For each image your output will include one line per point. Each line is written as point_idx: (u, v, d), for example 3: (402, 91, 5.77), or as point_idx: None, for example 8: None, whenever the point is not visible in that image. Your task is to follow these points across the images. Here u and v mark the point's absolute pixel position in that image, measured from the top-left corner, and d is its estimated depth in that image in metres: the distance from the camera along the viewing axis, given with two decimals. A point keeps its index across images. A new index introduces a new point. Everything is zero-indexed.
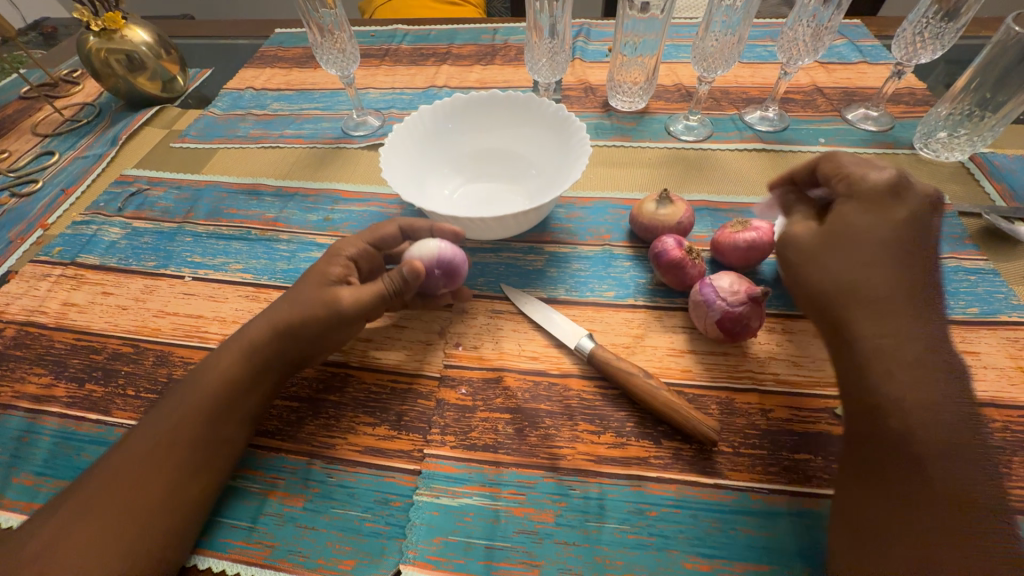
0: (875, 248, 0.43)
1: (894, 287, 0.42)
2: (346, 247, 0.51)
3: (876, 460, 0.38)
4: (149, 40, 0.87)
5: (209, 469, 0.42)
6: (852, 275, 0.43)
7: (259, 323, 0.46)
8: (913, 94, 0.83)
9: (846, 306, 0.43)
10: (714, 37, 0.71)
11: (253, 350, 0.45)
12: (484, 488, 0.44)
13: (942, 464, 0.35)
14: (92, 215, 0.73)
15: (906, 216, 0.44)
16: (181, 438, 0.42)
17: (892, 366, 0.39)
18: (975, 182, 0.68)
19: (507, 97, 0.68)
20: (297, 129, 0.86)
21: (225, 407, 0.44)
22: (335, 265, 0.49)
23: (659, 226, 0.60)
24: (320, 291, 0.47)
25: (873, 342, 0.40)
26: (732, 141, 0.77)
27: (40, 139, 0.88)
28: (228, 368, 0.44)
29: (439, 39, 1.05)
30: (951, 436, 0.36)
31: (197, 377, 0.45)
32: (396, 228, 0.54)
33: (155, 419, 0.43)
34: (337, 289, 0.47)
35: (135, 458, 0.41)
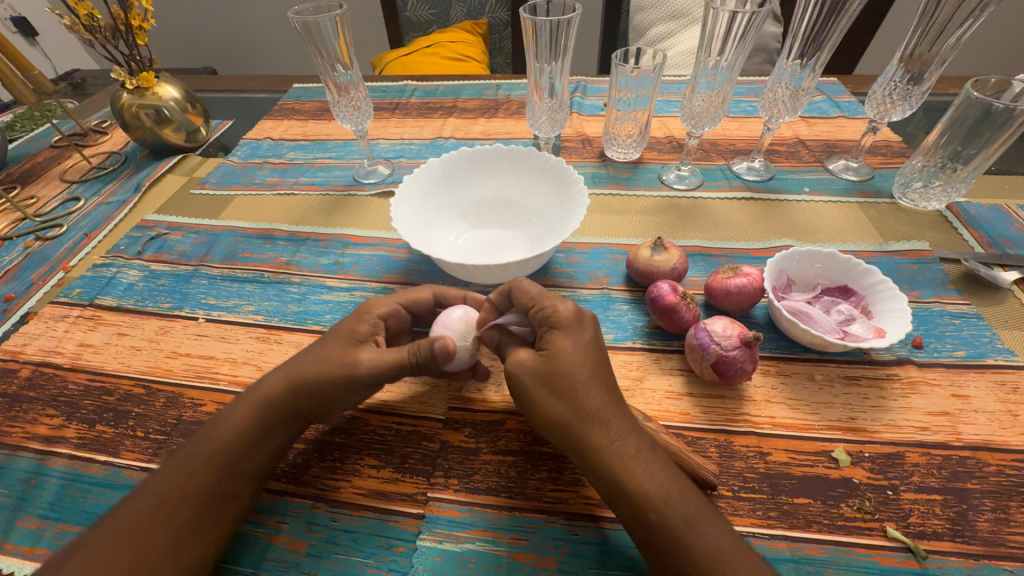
0: (596, 373, 0.42)
1: (599, 384, 0.42)
2: (377, 307, 0.53)
3: (662, 546, 0.37)
4: (177, 96, 0.94)
5: (215, 524, 0.42)
6: (560, 370, 0.42)
7: (275, 380, 0.47)
8: (890, 146, 0.89)
9: (564, 400, 0.41)
10: (701, 98, 0.77)
11: (267, 405, 0.46)
12: (486, 533, 0.44)
13: (708, 532, 0.37)
14: (112, 258, 0.76)
15: (563, 317, 0.45)
16: (188, 495, 0.42)
17: (641, 453, 0.40)
18: (954, 230, 0.71)
19: (511, 151, 0.73)
20: (311, 177, 0.91)
21: (234, 463, 0.44)
22: (365, 323, 0.51)
23: (655, 271, 0.63)
24: (344, 351, 0.48)
25: (615, 432, 0.40)
26: (722, 190, 0.82)
27: (67, 186, 0.93)
28: (240, 422, 0.45)
29: (446, 94, 1.13)
30: (700, 539, 0.36)
31: (209, 429, 0.45)
32: (430, 294, 0.56)
33: (162, 475, 0.43)
34: (360, 353, 0.47)
35: (142, 516, 0.41)
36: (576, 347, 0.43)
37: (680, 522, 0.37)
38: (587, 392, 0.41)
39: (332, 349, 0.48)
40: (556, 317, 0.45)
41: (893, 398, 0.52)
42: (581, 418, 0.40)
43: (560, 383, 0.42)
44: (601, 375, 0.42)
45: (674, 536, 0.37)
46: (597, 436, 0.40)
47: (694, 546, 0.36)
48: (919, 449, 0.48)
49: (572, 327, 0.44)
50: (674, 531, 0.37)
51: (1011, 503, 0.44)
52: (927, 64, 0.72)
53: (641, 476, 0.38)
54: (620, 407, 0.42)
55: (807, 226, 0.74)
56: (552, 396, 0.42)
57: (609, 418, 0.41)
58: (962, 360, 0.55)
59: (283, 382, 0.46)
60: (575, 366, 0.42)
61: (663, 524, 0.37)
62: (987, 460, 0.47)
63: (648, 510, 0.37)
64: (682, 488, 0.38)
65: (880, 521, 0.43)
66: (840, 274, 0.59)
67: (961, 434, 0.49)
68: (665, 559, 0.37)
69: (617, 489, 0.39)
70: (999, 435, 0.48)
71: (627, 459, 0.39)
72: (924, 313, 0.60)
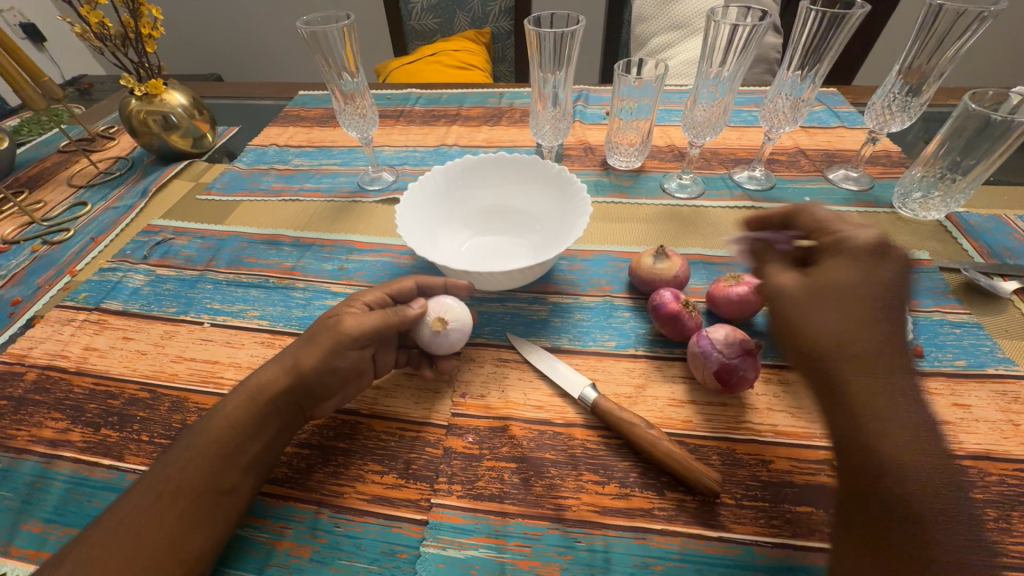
0: (851, 312, 0.41)
1: (874, 324, 0.40)
2: (364, 294, 0.55)
3: (888, 513, 0.34)
4: (185, 103, 0.95)
5: (211, 517, 0.42)
6: (818, 299, 0.43)
7: (269, 371, 0.48)
8: (889, 156, 0.90)
9: (822, 329, 0.41)
10: (702, 108, 0.79)
11: (262, 398, 0.46)
12: (490, 539, 0.44)
13: (945, 522, 0.33)
14: (118, 262, 0.77)
15: (863, 249, 0.44)
16: (183, 489, 0.42)
17: (889, 414, 0.37)
18: (953, 240, 0.72)
19: (514, 159, 0.74)
20: (316, 183, 0.92)
21: (229, 457, 0.44)
22: (352, 306, 0.53)
23: (658, 279, 0.63)
24: (328, 324, 0.50)
25: (867, 380, 0.38)
26: (723, 199, 0.82)
27: (74, 190, 0.94)
28: (233, 414, 0.46)
29: (450, 102, 1.15)
30: (940, 526, 0.33)
31: (203, 423, 0.46)
32: (413, 283, 0.57)
33: (158, 472, 0.44)
34: (342, 319, 0.50)
35: (140, 511, 0.41)
36: (854, 279, 0.42)
37: (926, 500, 0.34)
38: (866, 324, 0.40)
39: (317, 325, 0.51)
40: (843, 249, 0.45)
41: None
42: (822, 346, 0.41)
43: (849, 313, 0.41)
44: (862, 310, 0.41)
45: (909, 510, 0.34)
46: (851, 364, 0.39)
47: (938, 532, 0.33)
48: None
49: (861, 255, 0.44)
50: (906, 481, 0.35)
51: (1014, 513, 0.44)
52: (926, 76, 0.73)
53: (889, 436, 0.36)
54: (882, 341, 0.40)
55: None
56: (813, 321, 0.42)
57: (869, 361, 0.39)
58: (963, 369, 0.55)
59: (274, 369, 0.48)
60: (847, 296, 0.42)
61: (900, 493, 0.34)
62: (988, 469, 0.47)
63: (874, 453, 0.36)
64: (931, 468, 0.35)
65: None
66: None
67: (962, 443, 0.49)
68: (878, 522, 0.35)
69: (858, 437, 0.37)
70: (1001, 444, 0.48)
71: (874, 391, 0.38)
72: (925, 322, 0.61)
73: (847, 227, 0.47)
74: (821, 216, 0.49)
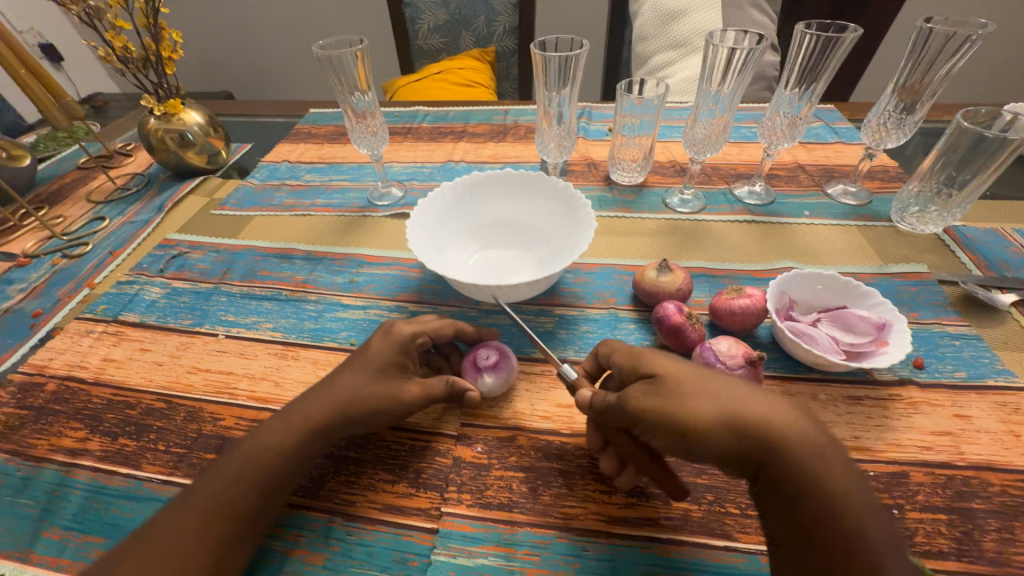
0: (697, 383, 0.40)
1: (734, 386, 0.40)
2: (409, 337, 0.53)
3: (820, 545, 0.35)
4: (201, 121, 0.98)
5: (255, 538, 0.44)
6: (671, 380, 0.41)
7: (318, 404, 0.47)
8: (887, 171, 0.92)
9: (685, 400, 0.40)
10: (703, 126, 0.81)
11: (314, 430, 0.46)
12: (499, 548, 0.45)
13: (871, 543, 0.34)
14: (136, 276, 0.79)
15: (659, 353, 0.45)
16: (231, 512, 0.43)
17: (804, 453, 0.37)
18: (951, 253, 0.73)
19: (520, 175, 0.75)
20: (327, 198, 0.94)
21: (277, 485, 0.45)
22: (401, 355, 0.51)
23: (661, 291, 0.65)
24: (386, 389, 0.49)
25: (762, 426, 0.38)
26: (724, 213, 0.84)
27: (93, 206, 0.97)
28: (289, 446, 0.46)
29: (456, 119, 1.18)
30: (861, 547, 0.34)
31: (253, 451, 0.45)
32: (452, 326, 0.57)
33: (205, 488, 0.44)
34: (406, 387, 0.50)
35: (184, 529, 0.42)
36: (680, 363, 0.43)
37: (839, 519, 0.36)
38: (689, 390, 0.40)
39: (373, 383, 0.48)
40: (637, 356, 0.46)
41: (896, 417, 0.53)
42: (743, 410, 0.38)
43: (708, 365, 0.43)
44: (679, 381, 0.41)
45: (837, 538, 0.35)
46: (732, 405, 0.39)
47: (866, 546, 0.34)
48: (924, 468, 0.49)
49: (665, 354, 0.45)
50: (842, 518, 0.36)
51: (1016, 523, 0.45)
52: (919, 95, 0.75)
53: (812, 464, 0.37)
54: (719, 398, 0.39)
55: (808, 248, 0.76)
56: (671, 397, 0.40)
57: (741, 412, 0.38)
58: (963, 381, 0.56)
59: (323, 405, 0.47)
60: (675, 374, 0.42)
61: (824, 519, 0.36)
62: (991, 479, 0.47)
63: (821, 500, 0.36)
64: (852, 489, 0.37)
65: None
66: (839, 295, 0.61)
67: (964, 454, 0.49)
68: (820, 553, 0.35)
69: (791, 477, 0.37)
70: (1002, 455, 0.49)
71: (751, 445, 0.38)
72: (924, 334, 0.62)
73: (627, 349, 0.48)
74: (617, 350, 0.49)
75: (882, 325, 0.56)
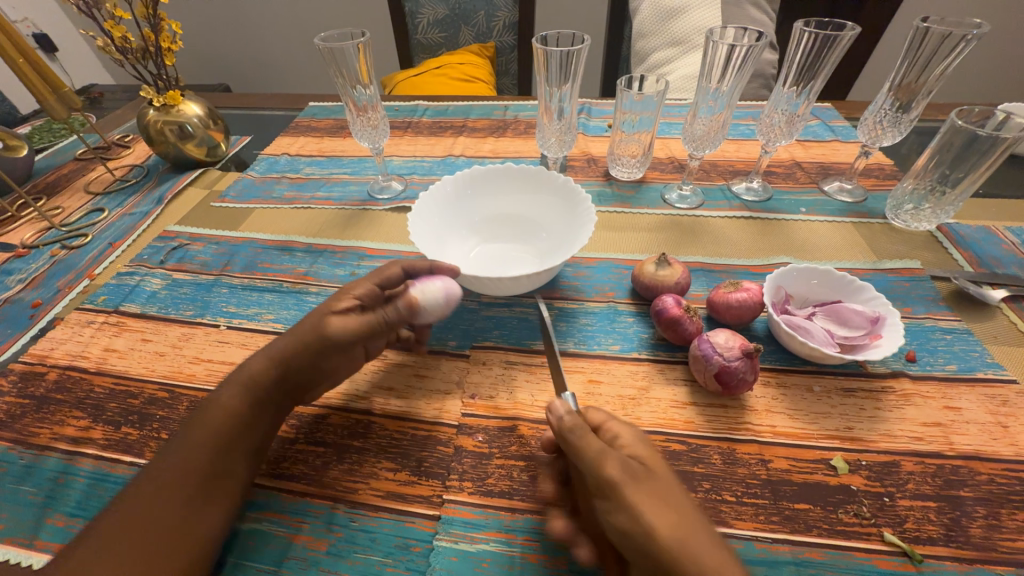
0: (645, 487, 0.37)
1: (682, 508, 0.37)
2: (356, 287, 0.58)
3: None
4: (200, 113, 0.98)
5: (220, 497, 0.45)
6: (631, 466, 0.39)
7: (260, 358, 0.51)
8: (882, 169, 0.93)
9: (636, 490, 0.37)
10: (702, 122, 0.82)
11: (249, 383, 0.50)
12: (500, 534, 0.46)
13: None
14: (136, 267, 0.79)
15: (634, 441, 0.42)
16: (191, 470, 0.44)
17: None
18: (944, 250, 0.75)
19: (521, 170, 0.76)
20: (327, 192, 0.95)
21: (235, 439, 0.47)
22: (342, 299, 0.56)
23: (660, 285, 0.65)
24: (314, 322, 0.53)
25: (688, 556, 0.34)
26: (722, 209, 0.85)
27: (91, 197, 0.96)
28: (230, 403, 0.49)
29: (456, 113, 1.18)
30: None
31: (201, 414, 0.48)
32: (400, 269, 0.60)
33: (164, 456, 0.45)
34: (330, 320, 0.54)
35: (146, 496, 0.42)
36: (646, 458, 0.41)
37: None
38: (682, 515, 0.36)
39: (306, 324, 0.53)
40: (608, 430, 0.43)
41: (888, 409, 0.54)
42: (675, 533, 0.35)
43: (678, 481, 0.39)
44: (666, 482, 0.38)
45: None
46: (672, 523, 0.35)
47: None
48: (914, 457, 0.50)
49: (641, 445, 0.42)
50: None
51: (1002, 510, 0.46)
52: (916, 94, 0.76)
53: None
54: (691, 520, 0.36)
55: (804, 244, 0.77)
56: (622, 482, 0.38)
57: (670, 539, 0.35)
58: (954, 373, 0.57)
59: (289, 343, 0.52)
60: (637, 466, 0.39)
61: None
62: (979, 468, 0.49)
63: None
64: None
65: (878, 526, 0.45)
66: (834, 290, 0.62)
67: (954, 444, 0.51)
68: None
69: None
70: (990, 445, 0.51)
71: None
72: (917, 328, 0.63)
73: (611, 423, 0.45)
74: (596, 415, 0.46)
75: (876, 319, 0.57)
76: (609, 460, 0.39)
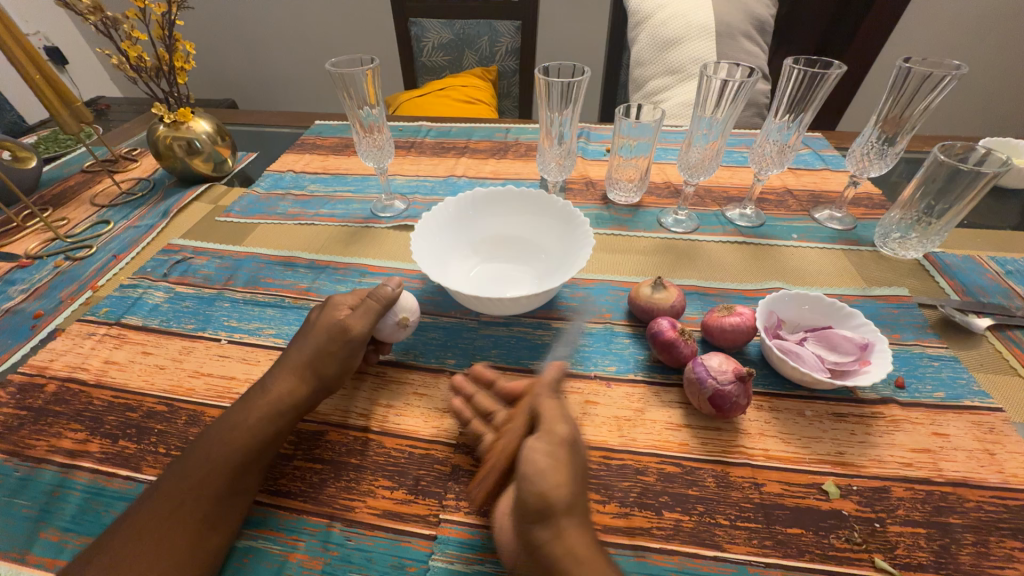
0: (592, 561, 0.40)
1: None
2: (344, 300, 0.60)
3: None
4: (209, 130, 1.00)
5: (229, 518, 0.46)
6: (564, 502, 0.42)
7: (286, 383, 0.53)
8: (871, 198, 0.96)
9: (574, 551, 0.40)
10: (697, 150, 0.85)
11: (276, 405, 0.51)
12: (496, 555, 0.46)
13: None
14: (139, 279, 0.80)
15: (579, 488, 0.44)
16: (205, 491, 0.46)
17: None
18: (931, 278, 0.77)
19: (523, 193, 0.78)
20: (331, 208, 0.96)
21: (247, 463, 0.48)
22: (340, 309, 0.58)
23: (655, 307, 0.67)
24: (328, 332, 0.56)
25: None
26: (716, 234, 0.87)
27: (97, 209, 0.98)
28: (253, 426, 0.50)
29: (458, 135, 1.21)
30: None
31: (223, 433, 0.49)
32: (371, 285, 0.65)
33: (175, 477, 0.47)
34: (343, 322, 0.56)
35: (160, 514, 0.44)
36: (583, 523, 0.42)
37: None
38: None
39: (317, 337, 0.56)
40: (548, 438, 0.46)
41: (878, 434, 0.55)
42: None
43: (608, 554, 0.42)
44: (578, 461, 0.46)
45: None
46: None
47: None
48: (904, 483, 0.51)
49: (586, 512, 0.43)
50: None
51: (990, 538, 0.47)
52: (901, 127, 0.79)
53: None
54: (580, 485, 0.44)
55: (796, 270, 0.79)
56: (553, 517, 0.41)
57: None
58: (942, 401, 0.59)
59: (313, 354, 0.55)
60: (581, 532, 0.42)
61: None
62: (968, 495, 0.50)
63: None
64: None
65: (868, 552, 0.46)
66: (825, 316, 0.64)
67: (942, 470, 0.52)
68: None
69: None
70: (978, 472, 0.52)
71: (559, 523, 0.41)
72: (906, 355, 0.64)
73: (557, 448, 0.46)
74: (557, 430, 0.47)
75: (865, 345, 0.58)
76: (562, 423, 0.48)
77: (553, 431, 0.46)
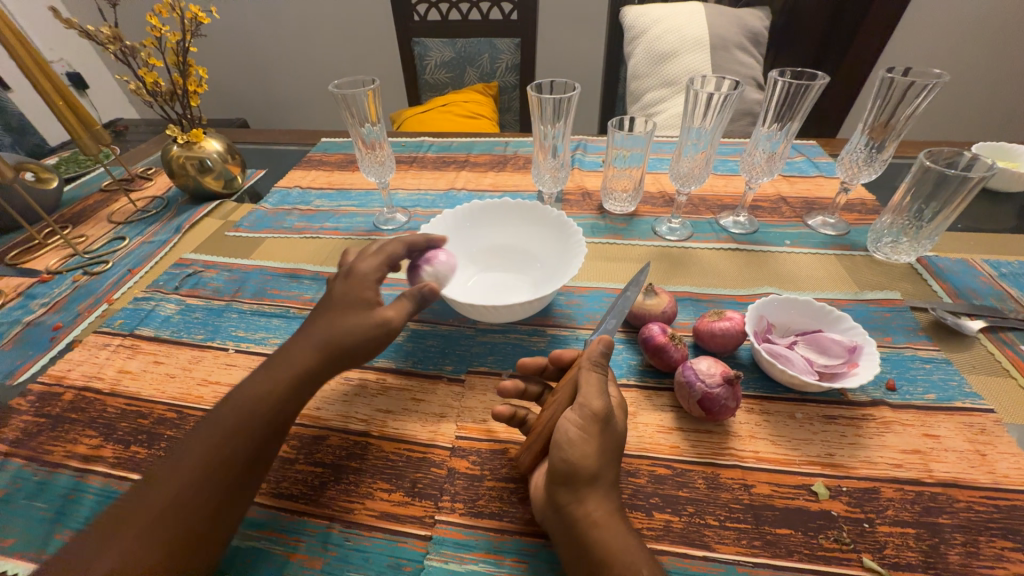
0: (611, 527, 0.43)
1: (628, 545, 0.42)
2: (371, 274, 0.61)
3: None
4: (220, 149, 1.05)
5: (239, 493, 0.46)
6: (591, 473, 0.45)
7: (294, 363, 0.54)
8: (865, 204, 0.97)
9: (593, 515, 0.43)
10: (687, 160, 0.87)
11: (285, 385, 0.53)
12: (489, 555, 0.48)
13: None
14: (152, 292, 0.83)
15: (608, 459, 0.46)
16: (217, 465, 0.46)
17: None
18: (923, 281, 0.78)
19: (519, 204, 0.81)
20: (335, 222, 1.00)
21: (258, 438, 0.49)
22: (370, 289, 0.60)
23: (647, 313, 0.68)
24: (369, 319, 0.58)
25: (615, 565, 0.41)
26: (710, 241, 0.89)
27: (113, 226, 1.02)
28: (261, 403, 0.51)
29: (459, 149, 1.25)
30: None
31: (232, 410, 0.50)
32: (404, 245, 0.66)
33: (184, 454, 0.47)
34: (384, 313, 0.58)
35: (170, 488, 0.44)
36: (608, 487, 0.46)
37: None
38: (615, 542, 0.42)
39: (353, 319, 0.58)
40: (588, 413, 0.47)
41: (868, 436, 0.56)
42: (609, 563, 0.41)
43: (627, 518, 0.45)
44: (614, 437, 0.47)
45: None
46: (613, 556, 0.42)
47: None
48: (894, 484, 0.51)
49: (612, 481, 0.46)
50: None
51: (980, 537, 0.47)
52: (888, 134, 0.81)
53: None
54: (609, 458, 0.46)
55: (788, 275, 0.80)
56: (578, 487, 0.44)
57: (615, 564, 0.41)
58: (933, 402, 0.59)
59: (349, 338, 0.56)
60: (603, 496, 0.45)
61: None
62: (958, 496, 0.50)
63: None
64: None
65: (857, 552, 0.46)
66: (814, 320, 0.65)
67: (933, 471, 0.52)
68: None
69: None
70: (968, 473, 0.52)
71: (583, 490, 0.44)
72: (897, 358, 0.65)
73: (593, 423, 0.46)
74: (592, 404, 0.47)
75: (853, 347, 0.59)
76: (600, 397, 0.48)
77: (592, 408, 0.47)
